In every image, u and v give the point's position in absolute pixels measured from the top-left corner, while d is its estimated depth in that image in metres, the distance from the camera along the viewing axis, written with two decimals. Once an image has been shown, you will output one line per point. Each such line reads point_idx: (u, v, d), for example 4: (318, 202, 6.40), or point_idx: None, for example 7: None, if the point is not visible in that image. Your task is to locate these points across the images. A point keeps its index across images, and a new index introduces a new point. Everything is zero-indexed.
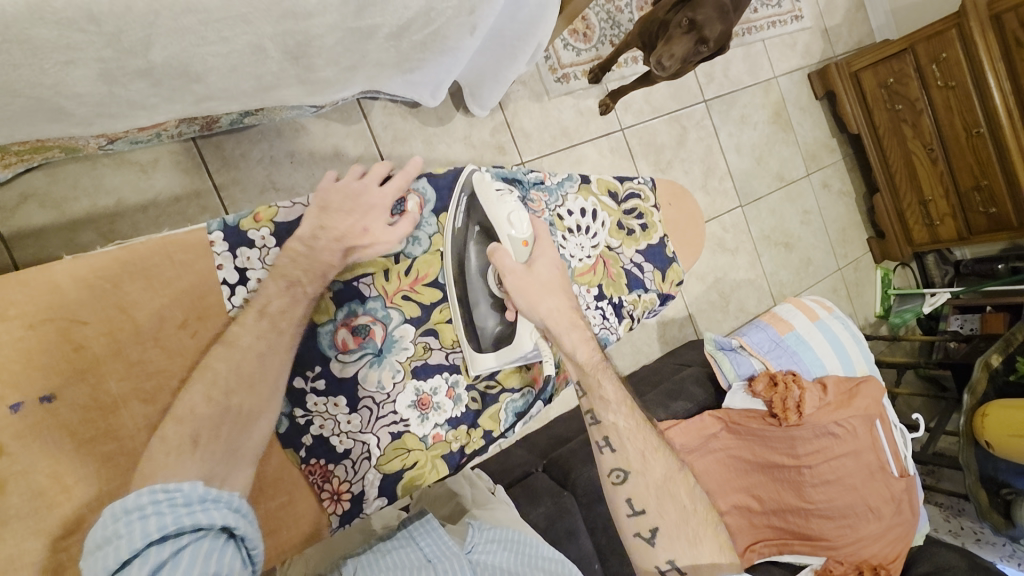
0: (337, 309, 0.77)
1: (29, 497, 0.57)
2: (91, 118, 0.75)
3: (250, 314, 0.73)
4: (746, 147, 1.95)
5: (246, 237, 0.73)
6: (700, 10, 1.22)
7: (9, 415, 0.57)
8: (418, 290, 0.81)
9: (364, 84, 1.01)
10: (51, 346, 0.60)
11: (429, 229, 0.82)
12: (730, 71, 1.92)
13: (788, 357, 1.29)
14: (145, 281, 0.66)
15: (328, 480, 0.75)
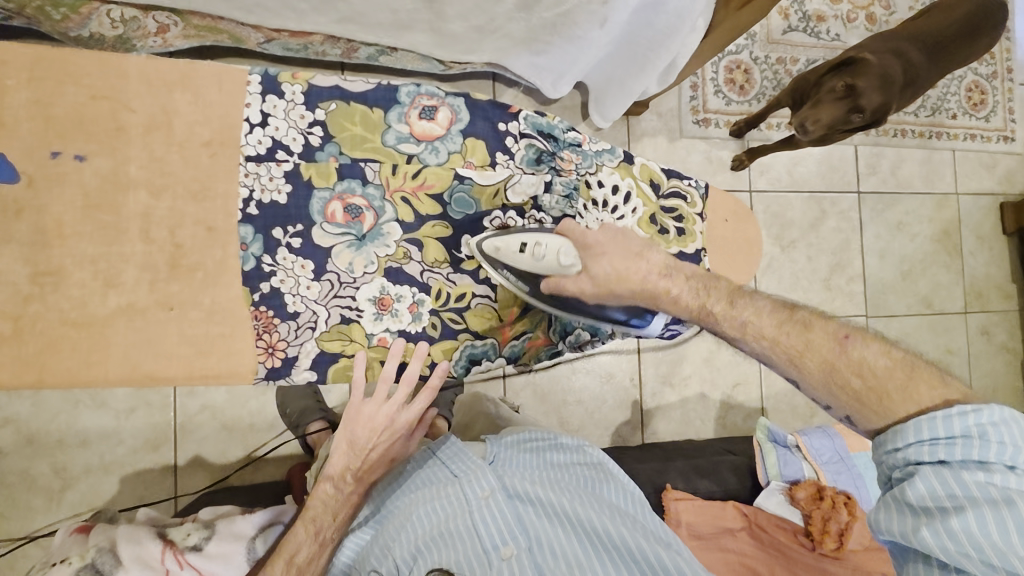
0: (337, 180, 0.75)
1: (33, 229, 0.65)
2: (251, 6, 0.86)
3: (261, 154, 0.72)
4: (892, 256, 1.70)
5: (280, 87, 0.72)
6: (862, 75, 1.09)
7: (48, 159, 0.66)
8: (418, 197, 0.78)
9: (492, 54, 1.08)
10: (99, 119, 0.67)
11: (451, 145, 0.77)
12: (900, 171, 1.72)
13: (848, 478, 1.08)
14: (192, 95, 0.69)
15: (268, 331, 0.74)
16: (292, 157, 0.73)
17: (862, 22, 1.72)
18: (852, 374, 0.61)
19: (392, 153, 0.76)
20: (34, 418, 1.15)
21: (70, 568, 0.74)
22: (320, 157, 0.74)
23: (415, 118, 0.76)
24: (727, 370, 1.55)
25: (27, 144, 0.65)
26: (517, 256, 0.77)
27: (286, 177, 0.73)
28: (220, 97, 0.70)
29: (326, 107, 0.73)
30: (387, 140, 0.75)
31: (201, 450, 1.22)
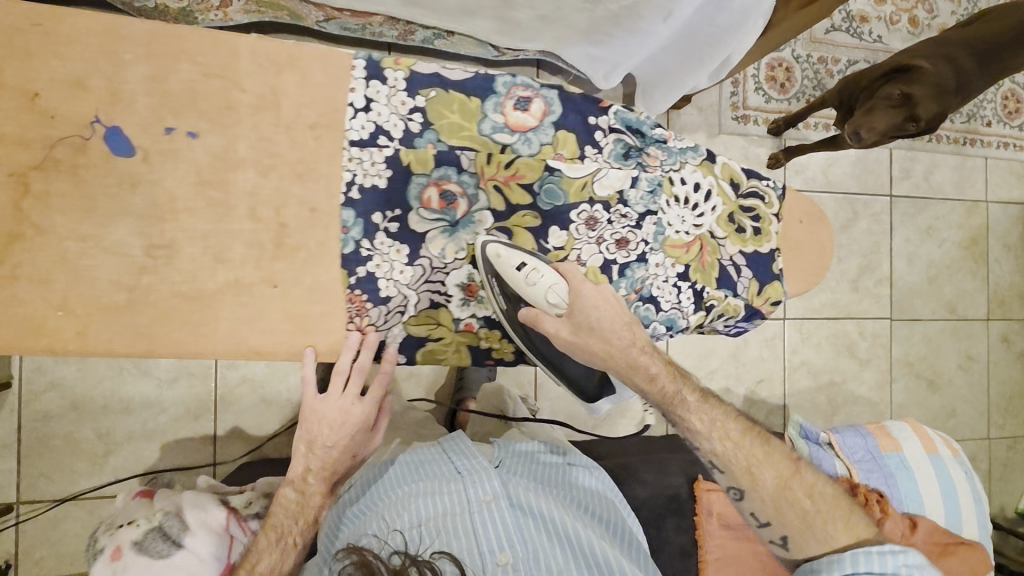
0: (435, 167, 0.65)
1: (148, 202, 0.57)
2: None
3: (364, 139, 0.62)
4: (920, 261, 1.72)
5: (384, 73, 0.61)
6: (917, 85, 1.12)
7: (162, 135, 0.56)
8: (510, 187, 0.69)
9: (549, 42, 1.08)
10: (210, 96, 0.57)
11: (544, 136, 0.67)
12: (932, 176, 1.73)
13: (880, 477, 1.06)
14: (301, 76, 0.59)
15: (360, 315, 0.67)
16: (394, 143, 0.63)
17: (905, 24, 1.71)
18: (804, 496, 0.73)
19: (489, 142, 0.65)
20: (79, 382, 1.16)
21: (139, 529, 0.77)
22: (421, 144, 0.63)
23: (511, 109, 0.65)
24: (751, 366, 1.57)
25: (141, 119, 0.56)
26: (511, 274, 0.69)
27: (386, 165, 0.63)
28: (326, 80, 0.60)
29: (428, 97, 0.62)
30: (485, 130, 0.65)
31: (241, 421, 1.24)
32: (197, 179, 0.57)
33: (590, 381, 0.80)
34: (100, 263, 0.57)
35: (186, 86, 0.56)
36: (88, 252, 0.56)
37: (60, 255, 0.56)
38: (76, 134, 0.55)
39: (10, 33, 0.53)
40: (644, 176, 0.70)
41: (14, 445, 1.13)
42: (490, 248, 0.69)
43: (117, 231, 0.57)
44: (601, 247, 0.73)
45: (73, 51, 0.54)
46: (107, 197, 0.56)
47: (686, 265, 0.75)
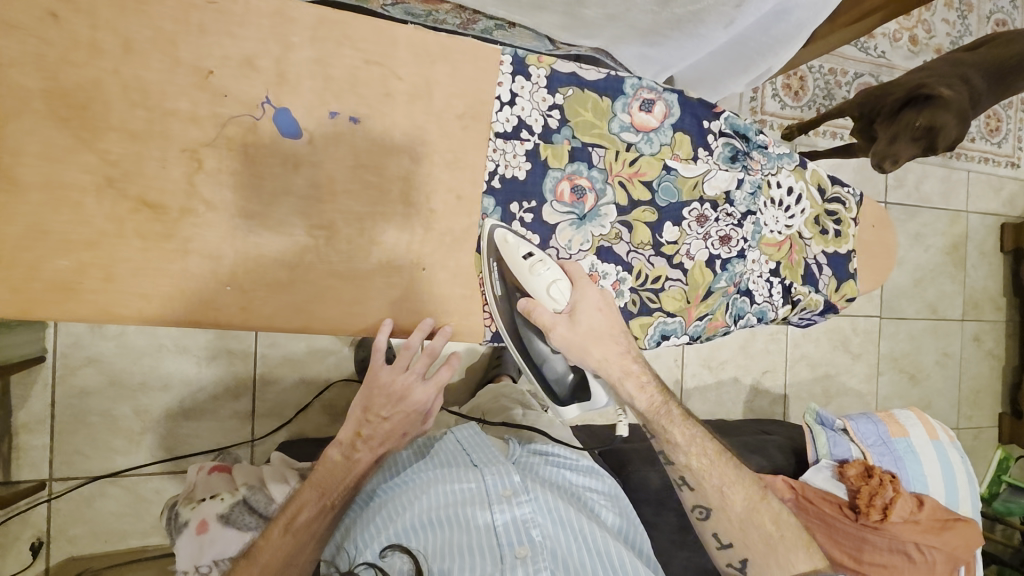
0: (569, 162, 0.70)
1: (307, 183, 0.61)
2: None
3: (509, 132, 0.67)
4: (908, 264, 1.85)
5: (527, 69, 0.66)
6: (939, 115, 1.22)
7: (326, 119, 0.61)
8: (633, 184, 0.72)
9: (606, 40, 1.08)
10: (370, 84, 0.61)
11: (663, 137, 0.72)
12: (922, 186, 1.86)
13: (891, 459, 1.21)
14: (450, 67, 0.64)
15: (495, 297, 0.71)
16: (534, 138, 0.68)
17: (906, 41, 1.82)
18: (768, 520, 0.82)
19: (616, 141, 0.71)
20: (118, 358, 1.14)
21: (224, 503, 0.82)
22: (558, 139, 0.69)
23: (636, 110, 0.70)
24: (758, 358, 1.67)
25: (308, 102, 0.60)
26: (517, 261, 0.67)
27: (526, 157, 0.68)
28: (474, 73, 0.65)
29: (567, 94, 0.67)
30: (613, 128, 0.70)
31: (280, 400, 1.24)
32: (349, 160, 0.62)
33: (561, 385, 0.77)
34: (266, 241, 0.61)
35: (350, 73, 0.60)
36: (245, 227, 0.60)
37: (227, 226, 0.59)
38: (247, 114, 0.58)
39: (188, 10, 0.56)
40: (748, 178, 0.75)
41: (48, 421, 1.11)
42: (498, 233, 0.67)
43: (280, 211, 0.61)
44: (708, 243, 0.76)
45: (244, 31, 0.57)
46: (275, 176, 0.60)
47: (777, 262, 0.79)
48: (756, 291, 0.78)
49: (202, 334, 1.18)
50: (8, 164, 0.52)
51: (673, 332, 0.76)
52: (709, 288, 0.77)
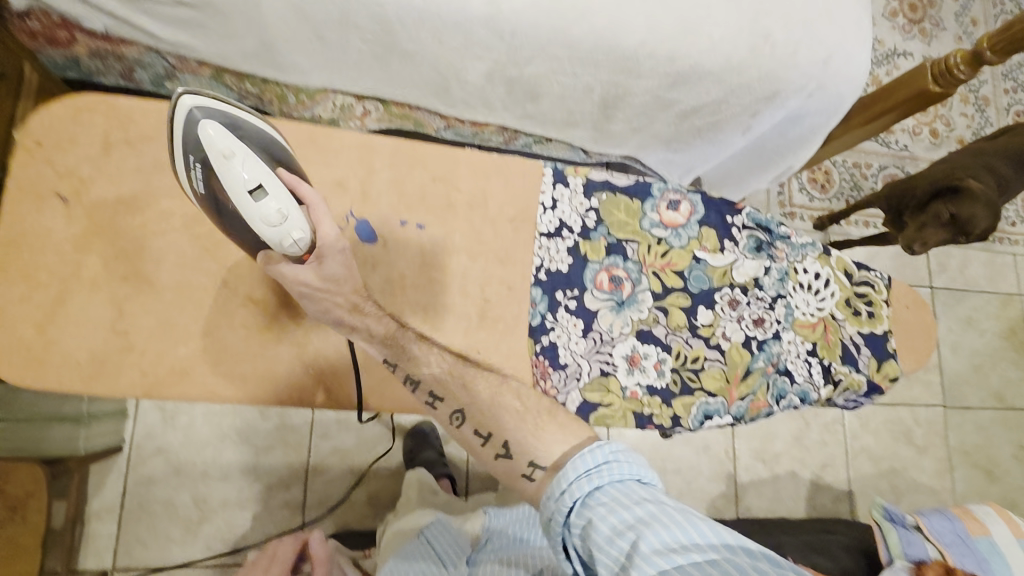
0: (606, 255, 0.77)
1: (380, 280, 0.70)
2: (459, 101, 1.05)
3: (552, 232, 0.76)
4: (964, 350, 1.79)
5: (566, 179, 0.77)
6: (965, 207, 1.29)
7: (397, 227, 0.71)
8: (667, 274, 0.78)
9: (632, 148, 1.21)
10: (435, 197, 0.73)
11: (690, 232, 0.80)
12: (966, 270, 1.84)
13: (974, 559, 1.11)
14: (502, 181, 0.75)
15: (544, 379, 0.72)
16: (574, 235, 0.77)
17: (926, 135, 1.91)
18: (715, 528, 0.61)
19: (648, 236, 0.78)
20: (184, 447, 1.22)
21: None
22: (596, 236, 0.77)
23: (664, 210, 0.79)
24: (814, 450, 1.60)
25: (384, 212, 0.71)
26: (242, 194, 0.58)
27: (568, 252, 0.76)
28: (522, 185, 0.76)
29: (600, 198, 0.78)
30: (645, 225, 0.78)
31: (328, 492, 1.26)
32: (416, 259, 0.71)
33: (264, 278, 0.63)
34: None
35: (416, 187, 0.72)
36: None
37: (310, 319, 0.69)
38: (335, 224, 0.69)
39: (294, 147, 0.70)
40: (775, 266, 0.81)
41: (117, 508, 1.17)
42: (221, 135, 0.59)
43: None
44: (742, 325, 0.80)
45: (335, 159, 0.71)
46: None
47: (812, 343, 0.81)
48: (795, 371, 0.80)
49: (262, 423, 1.25)
50: (148, 269, 0.66)
51: (715, 412, 0.77)
52: (748, 368, 0.79)
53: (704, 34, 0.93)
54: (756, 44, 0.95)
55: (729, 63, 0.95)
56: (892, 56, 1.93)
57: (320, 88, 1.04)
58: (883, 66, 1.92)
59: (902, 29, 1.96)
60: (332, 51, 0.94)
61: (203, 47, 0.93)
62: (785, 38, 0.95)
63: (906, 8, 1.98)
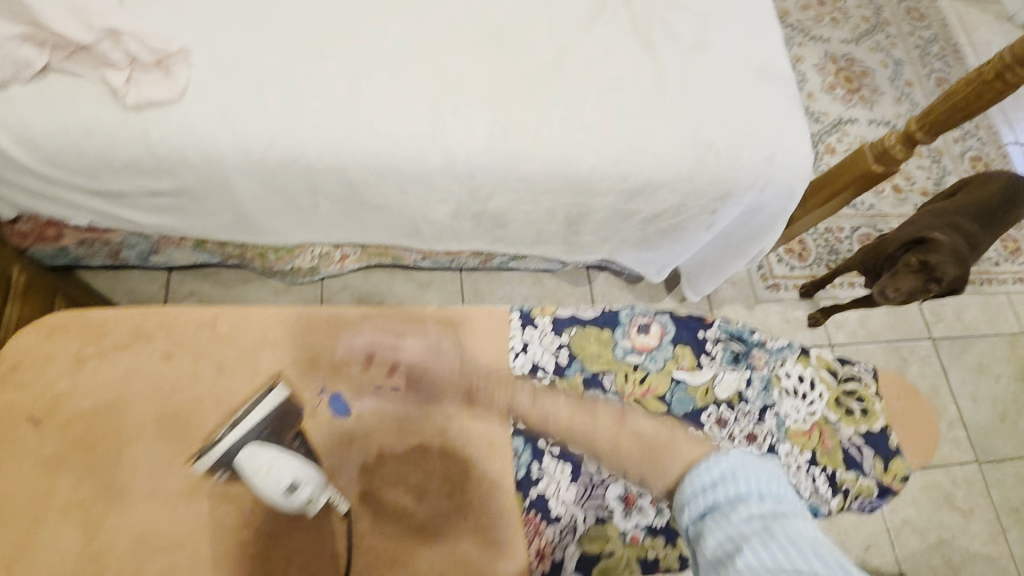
0: (584, 391, 0.77)
1: (358, 451, 0.69)
2: (430, 238, 1.10)
3: (527, 376, 0.76)
4: (984, 399, 1.73)
5: (534, 320, 0.79)
6: (932, 255, 1.30)
7: (372, 395, 0.71)
8: (648, 401, 0.78)
9: (606, 254, 1.25)
10: (405, 358, 0.73)
11: (665, 354, 0.80)
12: (964, 315, 1.83)
13: None
14: (471, 331, 0.75)
15: (537, 536, 0.72)
16: (549, 375, 0.78)
17: (890, 191, 1.97)
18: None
19: (624, 364, 0.79)
20: None
21: None
22: (571, 373, 0.79)
23: (635, 335, 0.81)
24: (854, 532, 1.50)
25: (356, 383, 0.71)
26: (277, 496, 0.61)
27: (545, 394, 0.76)
28: (492, 330, 0.76)
29: (571, 333, 0.80)
30: (619, 354, 0.80)
31: None
32: (393, 426, 0.70)
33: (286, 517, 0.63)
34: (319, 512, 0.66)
35: (387, 350, 0.74)
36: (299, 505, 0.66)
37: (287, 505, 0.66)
38: (309, 403, 0.70)
39: (263, 332, 0.73)
40: (755, 375, 0.85)
41: None
42: (258, 451, 0.62)
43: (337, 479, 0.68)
44: (736, 443, 0.82)
45: (303, 339, 0.73)
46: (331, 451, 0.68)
47: (811, 449, 0.89)
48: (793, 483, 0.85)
49: None
50: (122, 477, 0.66)
51: None
52: None
53: (651, 151, 0.99)
54: (701, 153, 1.01)
55: (678, 172, 1.01)
56: (839, 124, 2.05)
57: (300, 244, 1.08)
58: (832, 134, 2.03)
59: (842, 99, 2.10)
60: (305, 214, 0.99)
61: (187, 225, 0.98)
62: (727, 145, 1.02)
63: (841, 80, 2.13)
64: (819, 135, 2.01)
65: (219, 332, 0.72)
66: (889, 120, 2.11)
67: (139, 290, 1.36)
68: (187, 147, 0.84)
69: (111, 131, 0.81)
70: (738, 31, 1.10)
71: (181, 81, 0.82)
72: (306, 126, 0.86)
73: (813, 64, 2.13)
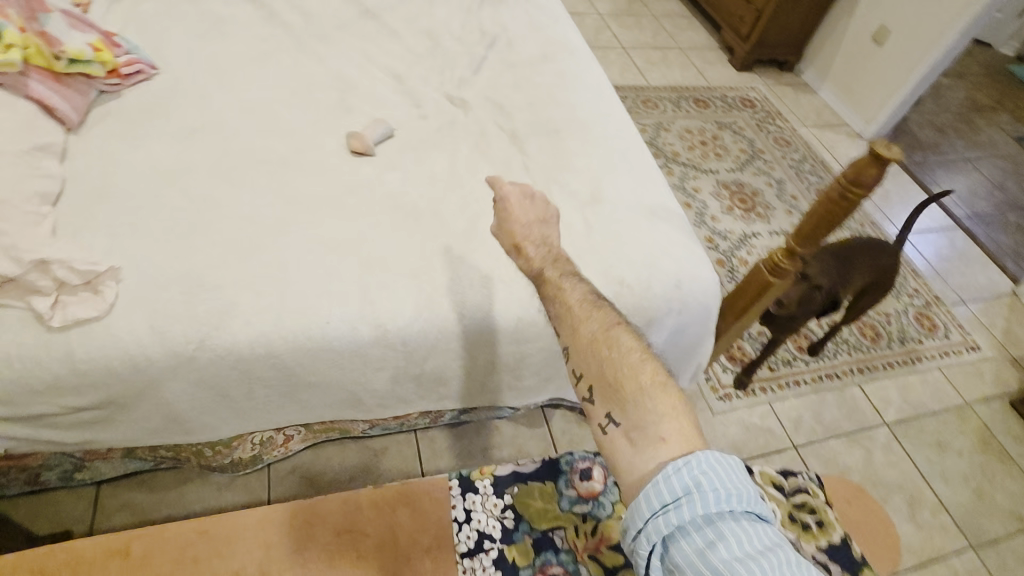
0: (535, 554, 0.80)
1: None
2: (375, 407, 1.09)
3: (472, 549, 0.79)
4: (955, 477, 1.74)
5: (473, 485, 0.85)
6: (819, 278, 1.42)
7: None
8: (603, 552, 0.81)
9: (555, 392, 1.25)
10: (343, 551, 0.75)
11: (611, 496, 0.86)
12: (909, 396, 1.90)
13: None
14: (410, 510, 0.80)
15: None
16: (497, 543, 0.80)
17: None
18: None
19: (572, 515, 0.84)
20: None
21: None
22: (519, 536, 0.81)
23: (579, 481, 0.87)
24: None
25: None
26: None
27: (495, 565, 0.78)
28: (434, 507, 0.81)
29: (514, 491, 0.85)
30: (565, 505, 0.85)
31: None
32: None
33: None
34: None
35: (322, 551, 0.75)
36: None
37: None
38: None
39: (185, 545, 0.73)
40: None
41: None
42: None
43: None
44: None
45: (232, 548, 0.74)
46: None
47: None
48: None
49: None
50: None
51: None
52: None
53: None
54: (617, 291, 1.09)
55: None
56: (745, 239, 2.27)
57: (237, 436, 1.05)
58: (742, 248, 2.23)
59: (742, 218, 2.35)
60: (242, 404, 0.97)
61: (112, 437, 0.94)
62: (639, 280, 1.11)
63: (737, 202, 2.41)
64: (730, 250, 2.21)
65: (132, 559, 0.72)
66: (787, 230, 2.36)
67: (63, 516, 1.24)
68: (114, 359, 0.85)
69: (32, 355, 0.81)
70: (627, 183, 1.26)
71: (108, 297, 0.86)
72: (236, 322, 0.90)
73: (710, 192, 2.42)
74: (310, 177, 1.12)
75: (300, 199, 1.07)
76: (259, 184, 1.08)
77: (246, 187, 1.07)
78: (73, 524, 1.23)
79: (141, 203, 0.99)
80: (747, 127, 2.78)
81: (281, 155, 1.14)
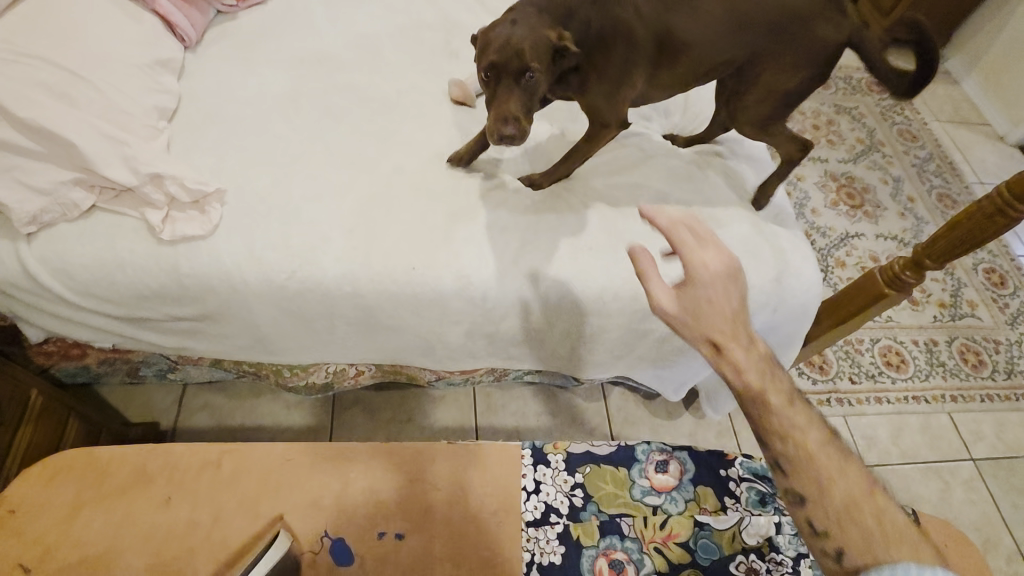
0: (600, 537, 0.76)
1: None
2: (444, 358, 1.10)
3: (538, 519, 0.75)
4: None
5: (546, 456, 0.80)
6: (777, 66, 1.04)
7: (376, 539, 0.71)
8: (670, 547, 0.76)
9: (622, 372, 1.21)
10: (412, 502, 0.73)
11: (686, 493, 0.80)
12: (1005, 435, 1.73)
13: None
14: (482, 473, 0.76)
15: None
16: (563, 518, 0.76)
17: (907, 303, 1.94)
18: None
19: (641, 506, 0.78)
20: None
21: None
22: (586, 516, 0.77)
23: (653, 473, 0.81)
24: None
25: (362, 525, 0.71)
26: None
27: (559, 540, 0.75)
28: (503, 472, 0.77)
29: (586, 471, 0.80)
30: (636, 494, 0.79)
31: None
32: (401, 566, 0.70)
33: None
34: None
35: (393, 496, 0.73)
36: None
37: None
38: (310, 548, 0.70)
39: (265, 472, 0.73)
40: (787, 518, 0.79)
41: None
42: None
43: None
44: None
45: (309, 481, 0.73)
46: None
47: None
48: None
49: None
50: None
51: None
52: None
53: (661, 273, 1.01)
54: None
55: None
56: (845, 238, 2.09)
57: (314, 363, 1.09)
58: (840, 248, 2.06)
59: (846, 214, 2.16)
60: (321, 336, 1.00)
61: (204, 348, 1.00)
62: None
63: (843, 197, 2.21)
64: (826, 248, 2.05)
65: (221, 473, 0.73)
66: (896, 234, 2.15)
67: (151, 408, 1.36)
68: (212, 278, 0.88)
69: (140, 265, 0.86)
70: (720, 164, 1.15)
71: (213, 218, 0.89)
72: (326, 257, 0.91)
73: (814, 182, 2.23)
74: (408, 120, 1.10)
75: (396, 142, 1.06)
76: (358, 122, 1.07)
77: (345, 123, 1.06)
78: (160, 415, 1.35)
79: (247, 130, 1.01)
80: (869, 115, 2.51)
81: (382, 94, 1.13)
